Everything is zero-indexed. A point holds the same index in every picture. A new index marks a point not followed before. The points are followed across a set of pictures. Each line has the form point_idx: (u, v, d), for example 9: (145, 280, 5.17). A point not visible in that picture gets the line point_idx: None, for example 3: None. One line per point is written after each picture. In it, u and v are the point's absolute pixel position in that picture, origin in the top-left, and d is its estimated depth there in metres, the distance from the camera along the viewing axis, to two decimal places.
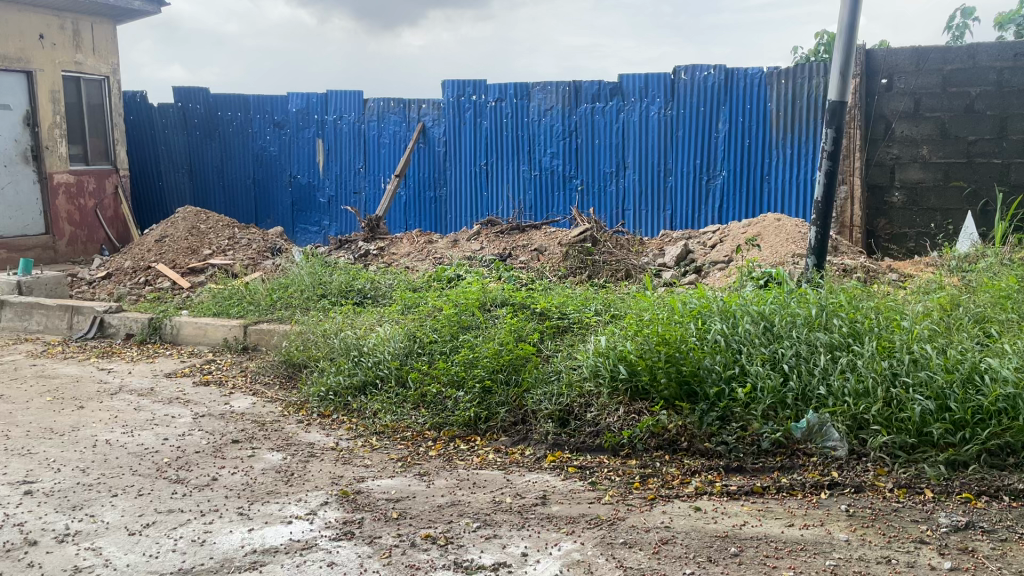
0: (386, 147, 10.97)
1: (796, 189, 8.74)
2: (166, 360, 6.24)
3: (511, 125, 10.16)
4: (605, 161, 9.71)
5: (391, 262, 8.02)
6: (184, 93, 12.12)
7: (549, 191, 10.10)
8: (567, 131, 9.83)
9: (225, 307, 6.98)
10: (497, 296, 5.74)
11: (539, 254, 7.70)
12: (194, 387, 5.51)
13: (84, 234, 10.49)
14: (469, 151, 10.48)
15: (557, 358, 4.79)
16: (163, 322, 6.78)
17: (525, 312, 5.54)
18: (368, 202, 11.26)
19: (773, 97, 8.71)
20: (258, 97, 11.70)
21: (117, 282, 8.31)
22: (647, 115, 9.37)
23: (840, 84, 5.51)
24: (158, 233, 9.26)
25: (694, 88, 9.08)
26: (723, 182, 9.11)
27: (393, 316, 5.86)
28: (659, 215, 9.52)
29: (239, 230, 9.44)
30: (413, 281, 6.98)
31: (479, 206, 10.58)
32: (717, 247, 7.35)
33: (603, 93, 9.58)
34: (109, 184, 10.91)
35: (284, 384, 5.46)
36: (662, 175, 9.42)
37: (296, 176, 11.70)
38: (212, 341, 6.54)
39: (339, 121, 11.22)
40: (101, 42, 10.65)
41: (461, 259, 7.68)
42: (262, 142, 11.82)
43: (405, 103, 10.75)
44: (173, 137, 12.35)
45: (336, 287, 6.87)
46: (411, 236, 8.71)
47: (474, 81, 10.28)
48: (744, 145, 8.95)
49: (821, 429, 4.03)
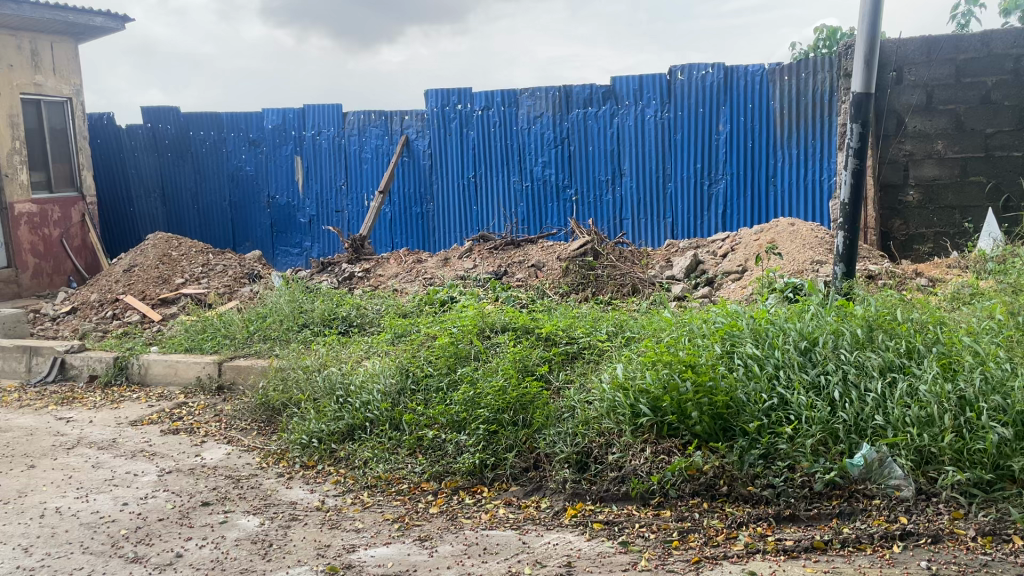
0: (369, 162, 10.43)
1: (804, 190, 8.24)
2: (133, 404, 5.64)
3: (500, 135, 9.64)
4: (600, 167, 9.20)
5: (377, 285, 7.46)
6: (154, 113, 11.52)
7: (542, 203, 9.58)
8: (559, 139, 9.32)
9: (198, 342, 6.40)
10: (496, 321, 5.18)
11: (537, 271, 7.16)
12: (161, 437, 4.92)
13: (50, 265, 9.86)
14: (456, 164, 9.95)
15: (569, 392, 4.25)
16: (129, 361, 6.20)
17: (528, 338, 4.96)
18: (352, 220, 10.70)
19: (776, 96, 8.23)
20: (232, 115, 11.12)
21: (82, 317, 7.70)
22: (643, 118, 8.88)
23: (865, 74, 5.02)
24: (127, 263, 8.66)
25: (692, 89, 8.59)
26: (726, 186, 8.61)
27: (383, 349, 5.28)
28: (658, 223, 9.02)
29: (214, 255, 8.84)
30: (403, 306, 6.42)
31: (468, 221, 10.04)
32: (729, 257, 6.81)
33: (595, 97, 9.08)
34: (75, 211, 10.32)
35: (263, 429, 4.88)
36: (661, 180, 8.92)
37: (275, 197, 11.13)
38: (183, 381, 5.96)
39: (317, 137, 10.68)
40: (62, 62, 10.05)
41: (453, 279, 7.14)
42: (237, 162, 11.25)
43: (386, 116, 10.22)
44: (144, 161, 11.76)
45: (318, 315, 6.30)
46: (398, 256, 8.15)
47: (458, 90, 9.76)
48: (747, 146, 8.46)
49: (882, 467, 3.51)
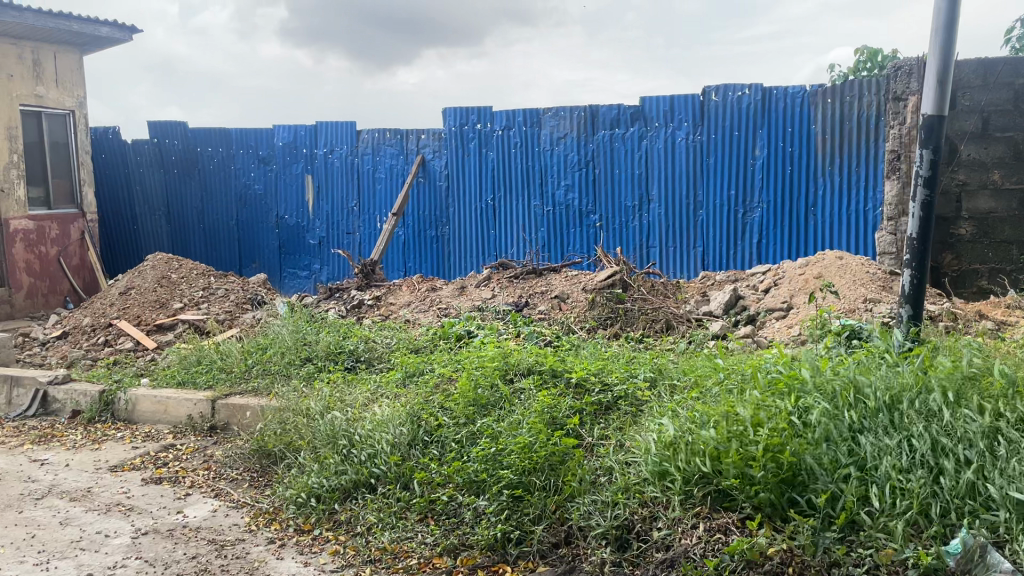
0: (382, 183, 9.95)
1: (846, 221, 7.67)
2: (116, 445, 5.12)
3: (521, 156, 9.15)
4: (627, 192, 8.68)
5: (388, 315, 6.93)
6: (160, 128, 11.11)
7: (564, 229, 9.05)
8: (583, 161, 8.82)
9: (191, 376, 5.88)
10: (520, 363, 4.62)
11: (561, 303, 6.62)
12: (142, 487, 4.38)
13: (46, 285, 9.40)
14: (473, 186, 9.47)
15: (607, 452, 3.72)
16: (116, 396, 5.68)
17: (557, 384, 4.40)
18: (363, 243, 10.21)
19: (818, 119, 7.69)
20: (241, 131, 10.69)
21: (72, 343, 7.20)
22: (673, 141, 8.36)
23: (937, 95, 4.48)
24: (124, 285, 8.18)
25: (726, 110, 8.08)
26: (762, 215, 8.06)
27: (391, 392, 4.74)
28: (688, 253, 8.47)
29: (216, 279, 8.36)
30: (415, 340, 5.89)
31: (485, 246, 9.52)
32: (771, 293, 6.25)
33: (623, 118, 8.58)
34: (74, 229, 9.92)
35: (255, 481, 4.32)
36: (691, 208, 8.39)
37: (284, 217, 10.66)
38: (173, 419, 5.44)
39: (330, 155, 10.22)
40: (65, 73, 9.67)
41: (470, 310, 6.61)
42: (246, 180, 10.81)
43: (402, 134, 9.74)
44: (149, 177, 11.33)
45: (323, 348, 5.78)
46: (412, 283, 7.63)
47: (478, 109, 9.29)
48: (785, 173, 7.92)
49: (985, 556, 2.89)
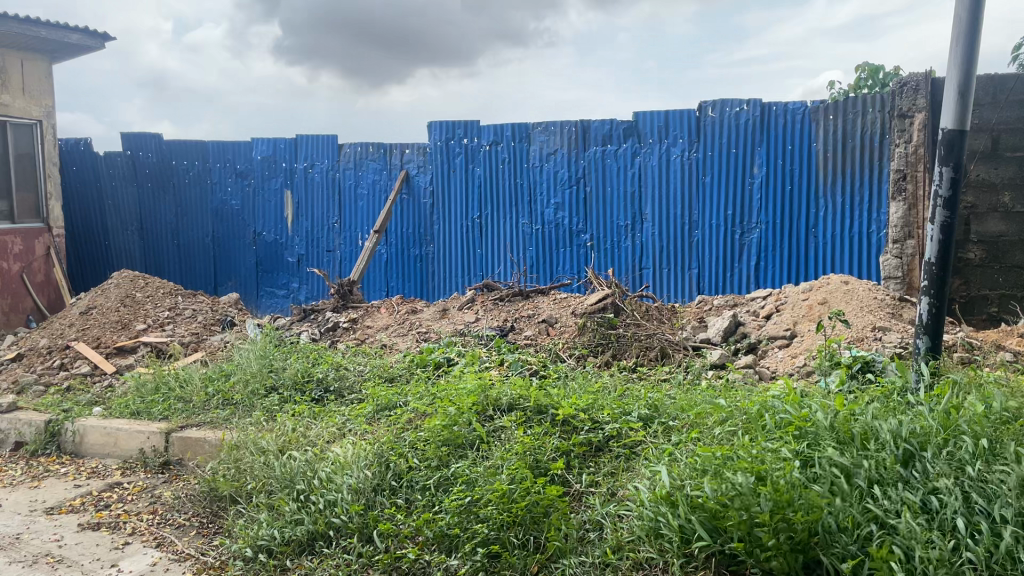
0: (364, 199, 9.55)
1: (849, 244, 7.29)
2: (56, 482, 4.64)
3: (508, 173, 8.77)
4: (619, 212, 8.30)
5: (364, 339, 6.50)
6: (134, 140, 10.69)
7: (553, 248, 8.66)
8: (574, 178, 8.44)
9: (147, 405, 5.42)
10: (501, 397, 4.18)
11: (549, 327, 6.21)
12: (77, 534, 3.89)
13: (7, 303, 8.92)
14: (459, 204, 9.08)
15: (595, 503, 3.31)
16: (63, 427, 5.21)
17: (541, 421, 3.96)
18: (343, 262, 9.77)
19: (820, 137, 7.34)
20: (218, 144, 10.28)
21: (26, 366, 6.72)
22: (668, 159, 8.00)
23: (958, 107, 4.11)
24: (85, 304, 7.72)
25: (723, 127, 7.72)
26: (761, 236, 7.68)
27: (358, 429, 4.30)
28: (684, 275, 8.08)
29: (184, 299, 7.92)
30: (389, 368, 5.46)
31: (471, 266, 9.11)
32: (773, 319, 5.86)
33: (615, 134, 8.21)
34: (40, 244, 9.49)
35: (203, 529, 3.87)
36: (686, 228, 8.02)
37: (261, 234, 10.23)
38: (124, 453, 4.99)
39: (310, 169, 9.82)
40: (33, 82, 9.26)
41: (451, 335, 6.18)
42: (222, 195, 10.38)
43: (385, 148, 9.35)
44: (122, 191, 10.89)
45: (290, 376, 5.34)
46: (391, 304, 7.20)
47: (464, 123, 8.92)
48: (785, 193, 7.55)
49: None
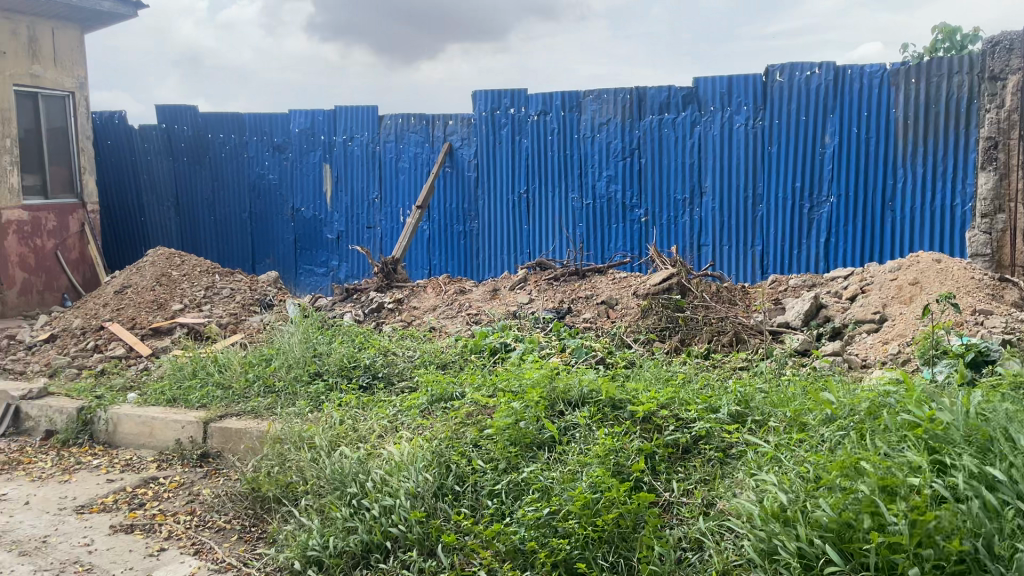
0: (406, 173, 9.13)
1: (930, 218, 6.67)
2: (88, 476, 4.32)
3: (558, 144, 8.29)
4: (677, 185, 7.78)
5: (411, 321, 6.11)
6: (169, 112, 10.36)
7: (605, 224, 8.17)
8: (628, 149, 7.93)
9: (183, 391, 5.09)
10: (571, 388, 3.74)
11: (609, 309, 5.75)
12: (109, 537, 3.56)
13: (42, 281, 8.71)
14: (505, 177, 8.63)
15: (694, 519, 2.90)
16: (95, 415, 4.90)
17: (619, 419, 3.52)
18: (384, 239, 9.38)
19: (900, 102, 6.70)
20: (255, 117, 9.92)
21: (59, 347, 6.43)
22: (730, 128, 7.46)
23: None
24: (120, 283, 7.43)
25: (793, 93, 7.14)
26: (832, 210, 7.12)
27: (412, 423, 3.91)
28: (746, 253, 7.55)
29: (221, 277, 7.59)
30: (441, 353, 5.06)
31: (517, 242, 8.67)
32: (859, 301, 5.35)
33: (673, 102, 7.68)
34: (74, 220, 9.24)
35: (245, 533, 3.51)
36: (749, 202, 7.48)
37: (300, 209, 9.88)
38: (160, 444, 4.66)
39: (349, 142, 9.42)
40: (64, 52, 8.95)
41: (504, 317, 5.74)
42: (259, 169, 10.04)
43: (427, 119, 8.91)
44: (157, 166, 10.60)
45: (335, 362, 4.96)
46: (437, 284, 6.80)
47: (511, 92, 8.43)
48: (859, 164, 6.95)
49: None
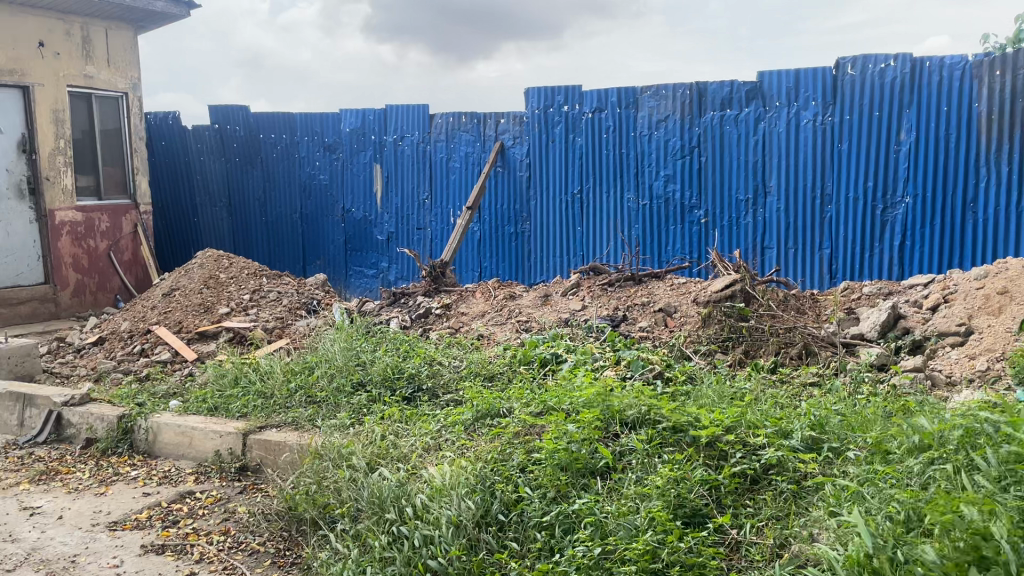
0: (456, 173, 8.92)
1: (1016, 220, 6.17)
2: (124, 488, 4.19)
3: (613, 142, 7.98)
4: (738, 184, 7.40)
5: (459, 327, 5.88)
6: (222, 113, 10.33)
7: (661, 226, 7.82)
8: (687, 147, 7.57)
9: (224, 400, 4.94)
10: (627, 407, 3.44)
11: (667, 317, 5.43)
12: (139, 557, 3.39)
13: (95, 282, 8.80)
14: (558, 177, 8.35)
15: (765, 564, 2.59)
16: (136, 424, 4.77)
17: (679, 443, 3.22)
18: (434, 240, 9.19)
19: (983, 96, 6.21)
20: (306, 116, 9.83)
21: (107, 351, 6.38)
22: (797, 124, 7.06)
23: None
24: (169, 285, 7.37)
25: (865, 87, 6.70)
26: (907, 212, 6.65)
27: (456, 442, 3.68)
28: (812, 256, 7.13)
29: (269, 280, 7.48)
30: (489, 363, 4.81)
31: (570, 244, 8.38)
32: (941, 311, 4.93)
33: (736, 97, 7.31)
34: (128, 221, 9.28)
35: (278, 558, 3.32)
36: (817, 203, 7.06)
37: (350, 210, 9.76)
38: (199, 455, 4.51)
39: (399, 142, 9.25)
40: (118, 52, 9.00)
41: (556, 325, 5.47)
42: (310, 169, 9.95)
43: (478, 117, 8.68)
44: (210, 166, 10.60)
45: (379, 372, 4.76)
46: (487, 289, 6.56)
47: (565, 88, 8.16)
48: (937, 162, 6.48)
49: None
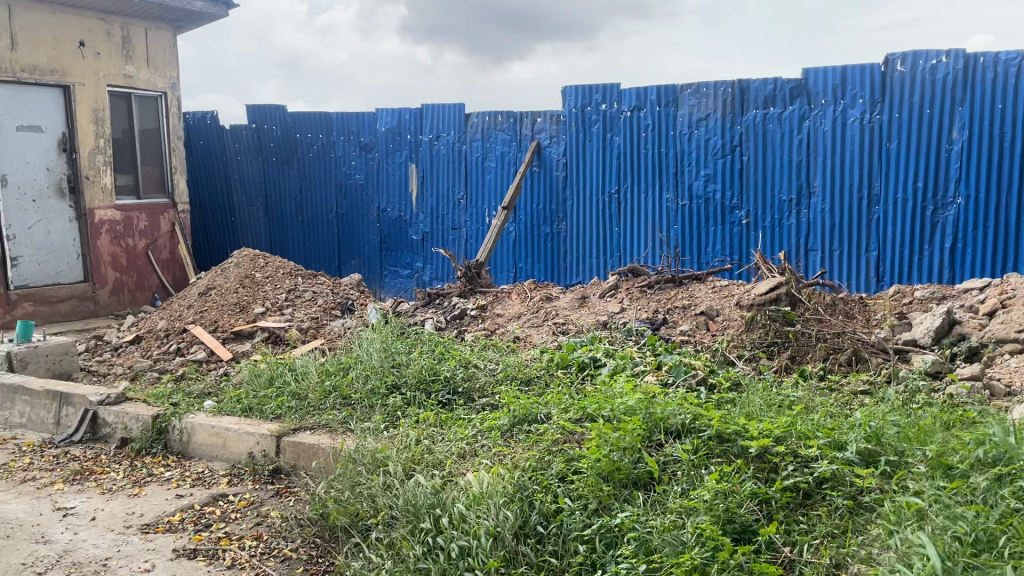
0: (492, 172, 8.83)
1: None
2: (158, 489, 4.15)
3: (652, 141, 7.82)
4: (782, 184, 7.20)
5: (495, 329, 5.78)
6: (259, 112, 10.35)
7: (701, 226, 7.65)
8: (728, 146, 7.39)
9: (259, 401, 4.89)
10: (671, 415, 3.30)
11: (709, 321, 5.28)
12: (170, 562, 3.34)
13: (133, 281, 8.87)
14: (595, 176, 8.22)
15: None
16: (170, 424, 4.74)
17: (726, 454, 3.09)
18: (470, 240, 9.11)
19: None
20: (342, 116, 9.81)
21: (143, 349, 6.39)
22: (844, 122, 6.84)
23: None
24: (205, 284, 7.37)
25: (916, 84, 6.47)
26: (959, 213, 6.41)
27: (493, 449, 3.57)
28: (858, 258, 6.91)
29: (304, 279, 7.44)
30: (525, 367, 4.70)
31: (608, 245, 8.23)
32: (999, 317, 4.71)
33: (780, 95, 7.11)
34: (165, 220, 9.33)
35: (311, 565, 3.25)
36: (864, 203, 6.83)
37: (385, 210, 9.71)
38: (232, 456, 4.47)
39: (435, 141, 9.18)
40: (157, 52, 9.05)
41: (594, 328, 5.35)
42: (346, 168, 9.92)
43: (515, 116, 8.58)
44: (247, 166, 10.63)
45: (413, 374, 4.67)
46: (523, 290, 6.45)
47: (604, 86, 8.02)
48: (992, 161, 6.23)
49: None
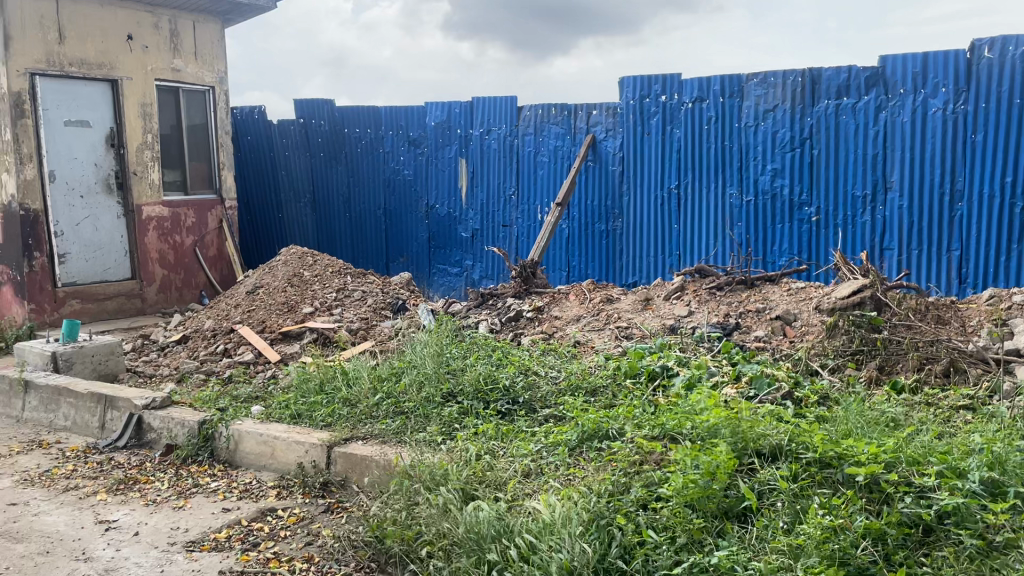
0: (545, 167, 8.52)
1: None
2: (204, 501, 3.93)
3: (714, 134, 7.44)
4: (855, 179, 6.77)
5: (553, 332, 5.49)
6: (307, 107, 10.19)
7: (767, 223, 7.25)
8: (797, 139, 6.99)
9: (308, 407, 4.66)
10: (762, 436, 2.97)
11: (786, 326, 4.91)
12: None
13: (180, 278, 8.77)
14: (653, 171, 7.86)
15: None
16: (217, 431, 4.53)
17: (828, 483, 2.75)
18: (520, 238, 8.81)
19: None
20: (391, 110, 9.58)
21: (190, 349, 6.23)
22: (924, 113, 6.38)
23: None
24: (253, 283, 7.20)
25: (1006, 72, 6.00)
26: None
27: (562, 468, 3.28)
28: (939, 258, 6.44)
29: (352, 278, 7.23)
30: (590, 375, 4.39)
31: (666, 242, 7.87)
32: None
33: (854, 85, 6.68)
34: (213, 216, 9.21)
35: None
36: (945, 199, 6.37)
37: (434, 206, 9.47)
38: (281, 466, 4.24)
39: (486, 135, 8.90)
40: (205, 46, 8.93)
41: (661, 333, 5.01)
42: (394, 164, 9.70)
43: (569, 109, 8.26)
44: (295, 161, 10.47)
45: (470, 381, 4.39)
46: (582, 291, 6.13)
47: (664, 78, 7.66)
48: None
49: None
